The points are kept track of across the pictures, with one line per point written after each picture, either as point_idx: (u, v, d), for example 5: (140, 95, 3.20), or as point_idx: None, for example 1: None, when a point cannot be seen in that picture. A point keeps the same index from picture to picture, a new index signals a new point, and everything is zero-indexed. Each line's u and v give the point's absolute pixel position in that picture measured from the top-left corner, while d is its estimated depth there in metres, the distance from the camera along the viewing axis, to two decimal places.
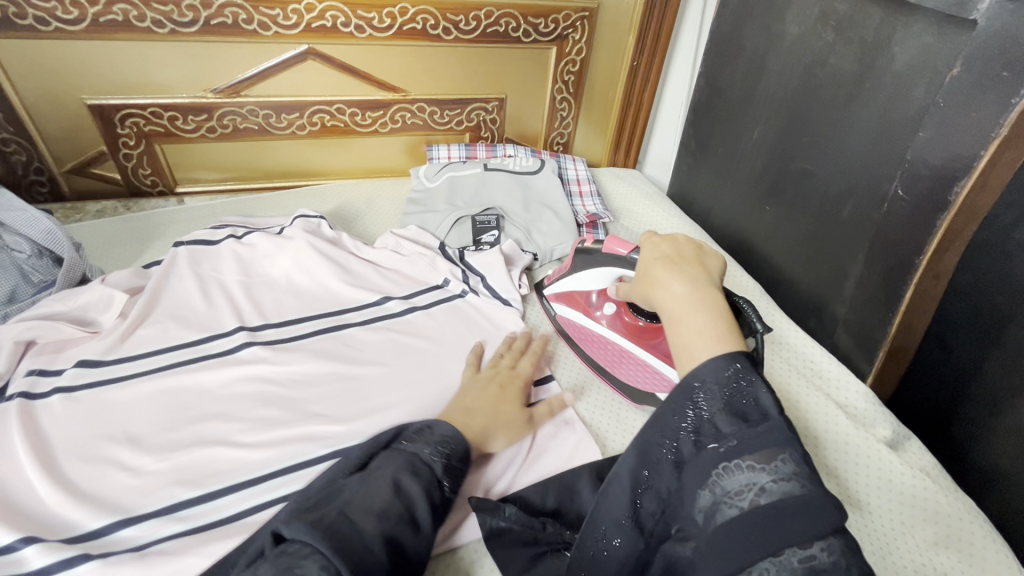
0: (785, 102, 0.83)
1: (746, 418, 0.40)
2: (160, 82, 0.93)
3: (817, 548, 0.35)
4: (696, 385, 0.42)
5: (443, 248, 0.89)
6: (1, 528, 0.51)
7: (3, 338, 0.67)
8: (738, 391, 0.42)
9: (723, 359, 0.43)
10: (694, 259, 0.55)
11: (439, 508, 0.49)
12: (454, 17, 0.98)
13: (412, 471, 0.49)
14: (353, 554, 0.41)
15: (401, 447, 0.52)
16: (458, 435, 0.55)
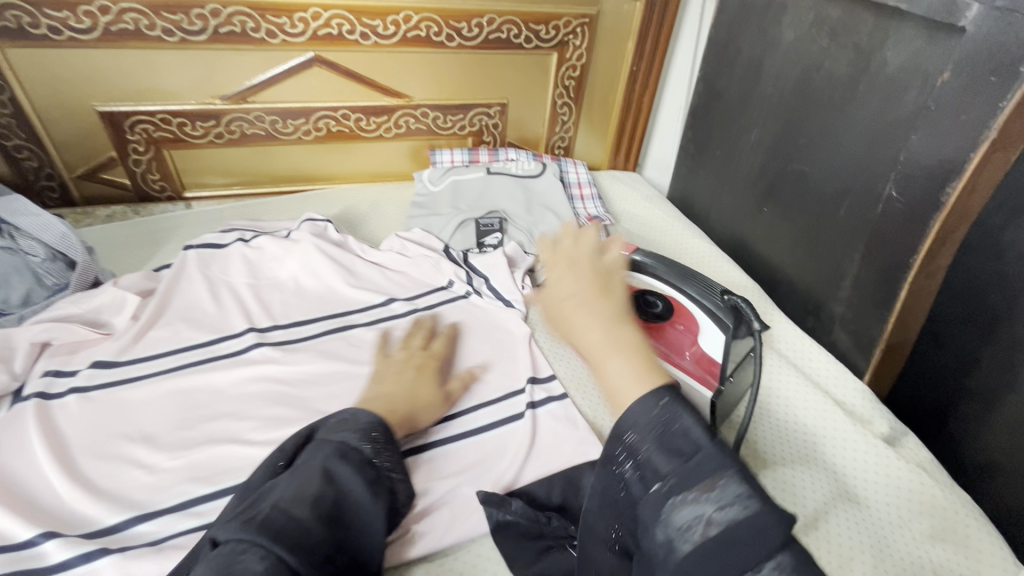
0: (782, 106, 0.85)
1: (681, 452, 0.39)
2: (169, 89, 0.95)
3: (770, 571, 0.34)
4: (626, 427, 0.41)
5: (448, 250, 0.91)
6: (21, 524, 0.53)
7: (19, 340, 0.68)
8: (668, 424, 0.40)
9: (649, 396, 0.41)
10: (601, 281, 0.52)
11: (376, 483, 0.49)
12: (457, 24, 1.00)
13: (341, 455, 0.48)
14: (294, 540, 0.41)
15: (331, 434, 0.51)
16: (373, 415, 0.54)
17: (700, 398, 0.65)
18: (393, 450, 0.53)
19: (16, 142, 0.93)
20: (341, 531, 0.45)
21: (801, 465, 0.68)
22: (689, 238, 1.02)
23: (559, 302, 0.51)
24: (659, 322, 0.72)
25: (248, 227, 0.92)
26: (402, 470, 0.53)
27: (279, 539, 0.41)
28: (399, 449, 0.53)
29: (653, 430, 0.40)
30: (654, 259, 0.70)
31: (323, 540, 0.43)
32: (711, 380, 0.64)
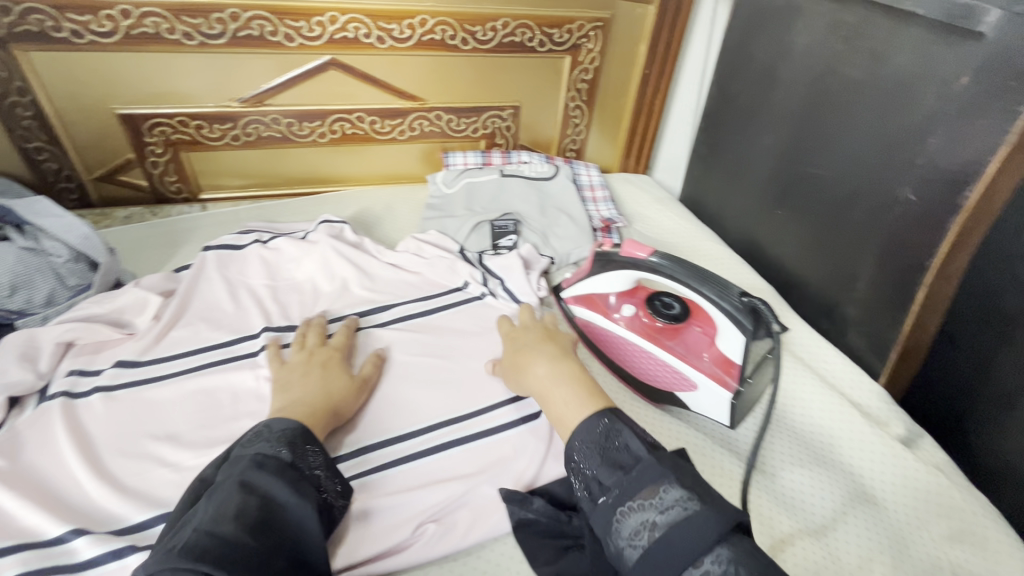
0: (796, 109, 0.85)
1: (621, 466, 0.48)
2: (187, 92, 0.96)
3: (708, 562, 0.41)
4: (577, 451, 0.52)
5: (464, 252, 0.92)
6: (50, 521, 0.54)
7: (44, 340, 0.69)
8: (609, 444, 0.50)
9: (593, 419, 0.53)
10: (546, 333, 0.69)
11: (302, 484, 0.50)
12: (472, 28, 1.01)
13: (257, 465, 0.49)
14: (224, 559, 0.42)
15: (248, 448, 0.52)
16: (287, 419, 0.55)
17: (719, 398, 0.66)
18: (312, 449, 0.53)
19: (36, 143, 0.94)
20: (273, 538, 0.46)
21: (818, 466, 0.68)
22: (701, 241, 1.03)
23: (517, 355, 0.66)
24: (675, 322, 0.74)
25: (270, 228, 0.94)
26: (329, 467, 0.54)
27: (214, 560, 0.42)
28: (322, 447, 0.54)
29: (599, 448, 0.51)
30: (668, 260, 0.69)
31: (256, 550, 0.44)
32: (730, 381, 0.65)
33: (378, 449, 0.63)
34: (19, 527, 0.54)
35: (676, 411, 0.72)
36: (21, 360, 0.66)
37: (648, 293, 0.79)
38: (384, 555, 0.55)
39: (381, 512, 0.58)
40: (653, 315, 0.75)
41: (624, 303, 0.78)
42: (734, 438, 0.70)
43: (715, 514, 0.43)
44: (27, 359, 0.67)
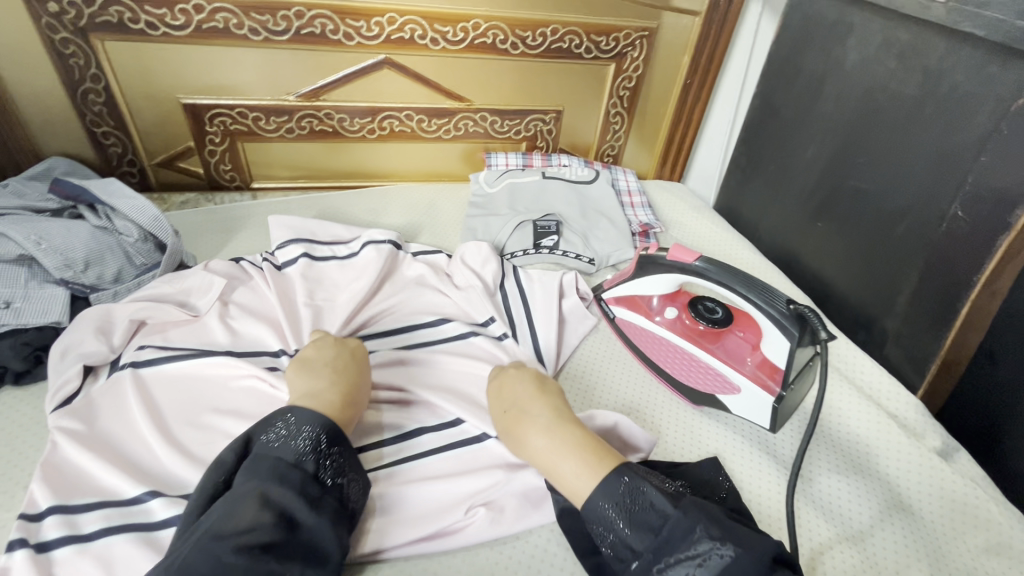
0: (843, 123, 0.87)
1: (652, 528, 0.49)
2: (247, 86, 1.00)
3: None
4: (603, 515, 0.51)
5: (505, 278, 0.86)
6: (128, 482, 0.57)
7: (120, 316, 0.73)
8: (634, 505, 0.50)
9: (611, 479, 0.52)
10: (536, 387, 0.62)
11: (320, 498, 0.51)
12: (523, 33, 1.04)
13: (279, 477, 0.50)
14: None
15: (272, 448, 0.52)
16: (316, 416, 0.55)
17: (761, 402, 0.68)
18: (336, 451, 0.54)
19: (104, 129, 0.99)
20: (280, 558, 0.47)
21: (856, 473, 0.69)
22: (737, 249, 1.04)
23: (504, 424, 0.61)
24: (717, 326, 0.75)
25: (299, 237, 0.88)
26: (350, 469, 0.54)
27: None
28: (345, 450, 0.55)
29: (624, 511, 0.50)
30: (712, 265, 0.70)
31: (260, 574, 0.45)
32: (772, 386, 0.67)
33: (431, 434, 0.66)
34: (98, 487, 0.57)
35: (716, 411, 0.74)
36: (96, 333, 0.70)
37: (690, 297, 0.82)
38: (437, 536, 0.58)
39: (430, 494, 0.60)
40: (695, 318, 0.77)
41: (667, 305, 0.80)
42: (772, 443, 0.71)
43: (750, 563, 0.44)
44: (102, 331, 0.71)
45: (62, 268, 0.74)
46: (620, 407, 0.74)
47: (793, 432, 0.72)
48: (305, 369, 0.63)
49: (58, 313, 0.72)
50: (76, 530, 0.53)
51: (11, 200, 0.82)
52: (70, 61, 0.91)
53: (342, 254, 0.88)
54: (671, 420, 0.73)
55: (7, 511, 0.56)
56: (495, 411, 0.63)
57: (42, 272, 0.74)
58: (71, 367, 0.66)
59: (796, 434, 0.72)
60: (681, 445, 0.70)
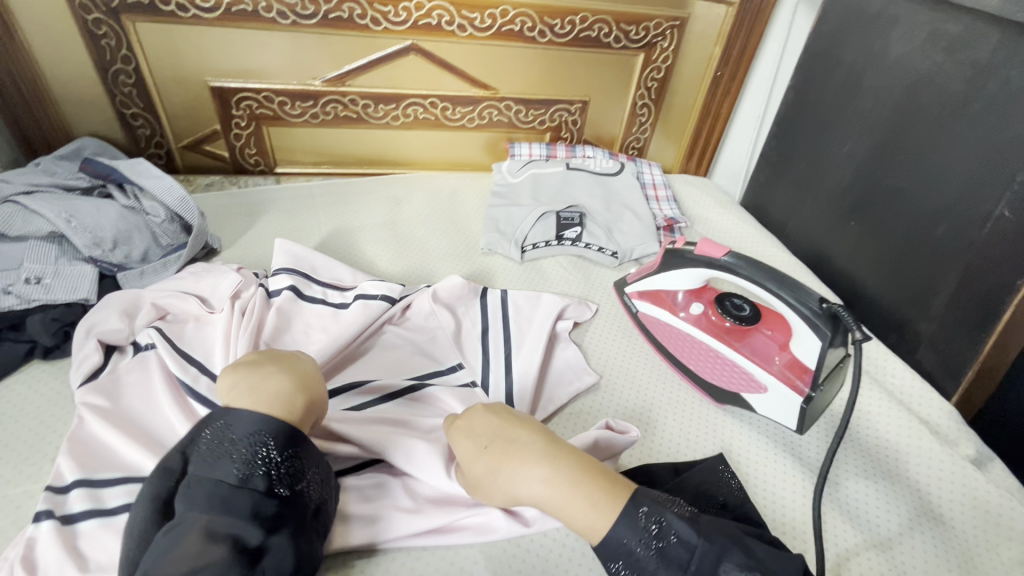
0: (883, 119, 0.84)
1: (682, 564, 0.45)
2: (273, 70, 1.00)
3: None
4: (625, 552, 0.46)
5: (483, 322, 0.77)
6: (150, 458, 0.57)
7: (146, 301, 0.72)
8: (658, 539, 0.46)
9: (630, 511, 0.46)
10: (506, 420, 0.54)
11: (276, 519, 0.44)
12: (551, 21, 1.02)
13: (225, 503, 0.42)
14: None
15: (209, 470, 0.44)
16: (273, 428, 0.47)
17: (788, 402, 0.66)
18: (283, 462, 0.46)
19: (134, 110, 1.00)
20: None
21: (885, 479, 0.66)
22: (766, 247, 1.02)
23: (485, 473, 0.51)
24: (743, 323, 0.73)
25: (297, 268, 0.78)
26: (306, 481, 0.47)
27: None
28: (296, 458, 0.47)
29: (648, 545, 0.46)
30: (742, 261, 0.68)
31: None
32: (801, 387, 0.65)
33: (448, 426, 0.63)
34: (121, 462, 0.57)
35: (740, 411, 0.73)
36: (122, 314, 0.70)
37: (715, 293, 0.79)
38: (447, 530, 0.56)
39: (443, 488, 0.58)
40: (722, 314, 0.75)
41: (692, 301, 0.78)
42: (797, 445, 0.69)
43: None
44: (126, 313, 0.70)
45: (91, 247, 0.75)
46: (640, 404, 0.73)
47: (819, 435, 0.70)
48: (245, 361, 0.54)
49: (86, 290, 0.73)
50: (99, 504, 0.53)
51: (43, 178, 0.83)
52: (102, 42, 0.92)
53: (333, 300, 0.76)
54: (692, 419, 0.72)
55: (34, 482, 0.57)
56: (467, 456, 0.53)
57: (71, 250, 0.75)
58: (89, 343, 0.66)
59: (823, 437, 0.70)
60: (704, 446, 0.68)
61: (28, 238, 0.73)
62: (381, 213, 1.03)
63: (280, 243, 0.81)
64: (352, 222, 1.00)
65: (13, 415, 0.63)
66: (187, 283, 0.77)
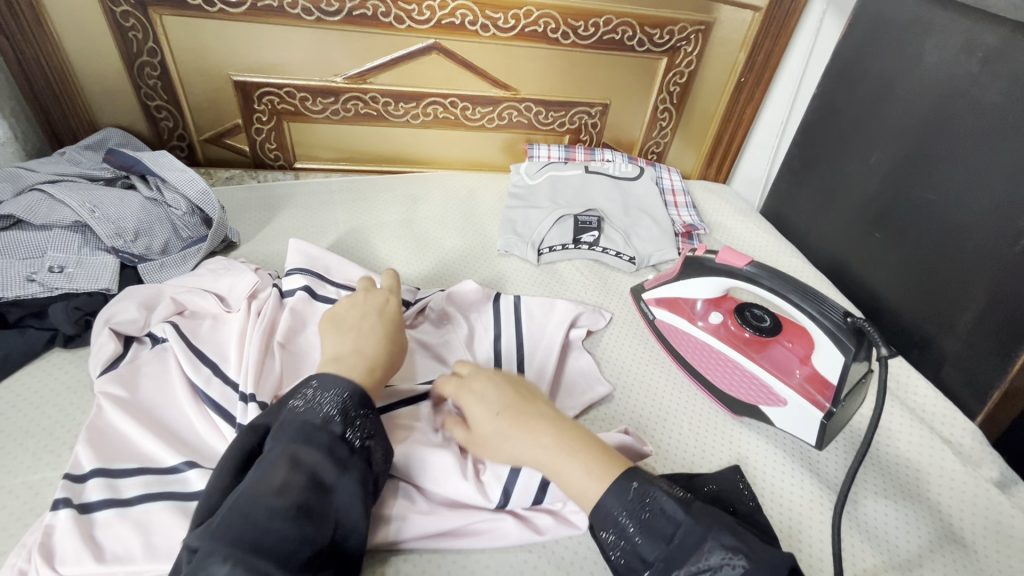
0: (912, 129, 0.83)
1: (664, 536, 0.45)
2: (295, 66, 1.00)
3: None
4: (610, 519, 0.47)
5: (493, 329, 0.76)
6: (166, 451, 0.57)
7: (164, 295, 0.72)
8: (644, 509, 0.47)
9: (620, 482, 0.48)
10: (516, 393, 0.56)
11: (347, 462, 0.47)
12: (575, 22, 1.01)
13: (306, 438, 0.47)
14: (261, 547, 0.41)
15: (299, 414, 0.48)
16: (359, 391, 0.51)
17: (809, 417, 0.64)
18: (360, 417, 0.50)
19: (158, 103, 1.01)
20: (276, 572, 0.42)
21: (906, 499, 0.65)
22: (787, 257, 1.00)
23: (492, 433, 0.53)
24: (763, 335, 0.73)
25: (311, 268, 0.77)
26: (374, 438, 0.51)
27: (256, 550, 0.41)
28: (372, 416, 0.51)
29: (634, 516, 0.46)
30: (764, 271, 0.67)
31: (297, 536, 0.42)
32: (822, 402, 0.64)
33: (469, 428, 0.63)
34: (138, 453, 0.58)
35: (757, 423, 0.72)
36: (141, 307, 0.69)
37: (735, 303, 0.78)
38: (459, 534, 0.56)
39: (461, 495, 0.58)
40: (742, 324, 0.74)
41: (711, 310, 0.77)
42: (816, 461, 0.68)
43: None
44: (146, 305, 0.70)
45: (113, 237, 0.75)
46: (656, 412, 0.72)
47: (839, 452, 0.69)
48: (337, 331, 0.61)
49: (108, 280, 0.73)
50: (117, 493, 0.54)
51: (68, 168, 0.84)
52: (129, 35, 0.93)
53: None
54: (708, 429, 0.71)
55: (53, 469, 0.58)
56: (478, 414, 0.55)
57: (94, 240, 0.76)
58: (102, 332, 0.66)
59: (842, 454, 0.68)
60: (718, 459, 0.67)
61: (53, 227, 0.74)
62: (399, 211, 1.03)
63: (296, 241, 0.81)
64: (370, 219, 1.00)
65: (35, 401, 0.64)
66: (205, 280, 0.76)
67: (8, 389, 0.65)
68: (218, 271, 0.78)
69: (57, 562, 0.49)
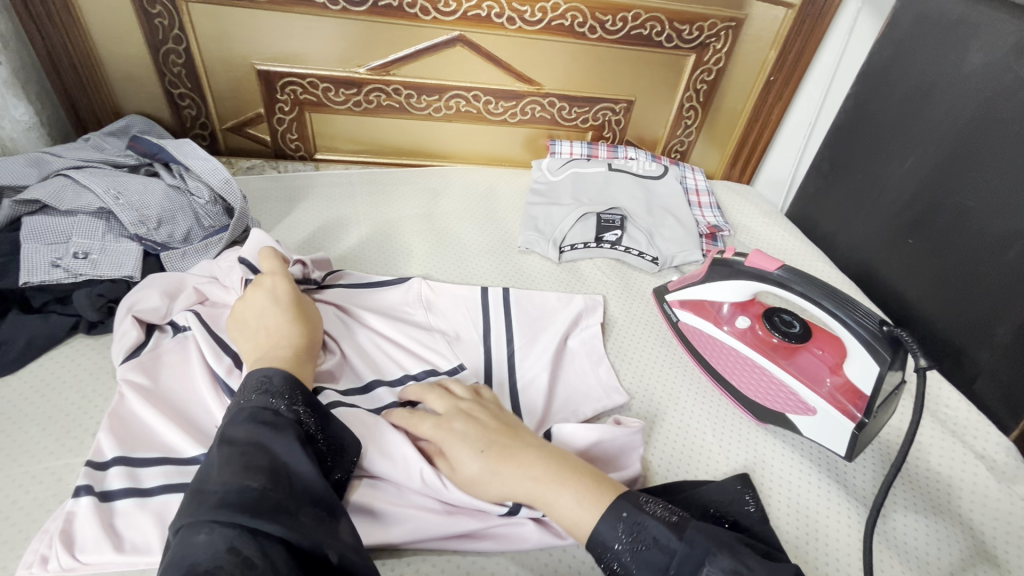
0: (953, 134, 0.80)
1: (662, 568, 0.44)
2: (317, 56, 0.99)
3: None
4: (605, 553, 0.46)
5: (486, 332, 0.75)
6: (187, 441, 0.57)
7: (186, 285, 0.72)
8: (637, 541, 0.45)
9: (609, 513, 0.47)
10: (500, 427, 0.54)
11: (276, 422, 0.46)
12: (602, 17, 0.99)
13: (232, 420, 0.46)
14: (222, 503, 0.39)
15: (230, 405, 0.48)
16: (277, 368, 0.52)
17: (840, 427, 0.63)
18: (283, 387, 0.50)
19: (182, 90, 1.01)
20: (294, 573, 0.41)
21: (937, 514, 0.63)
22: (815, 262, 0.98)
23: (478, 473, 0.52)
24: (792, 341, 0.71)
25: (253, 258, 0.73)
26: (309, 406, 0.50)
27: (217, 508, 0.39)
28: (302, 390, 0.50)
29: (628, 549, 0.45)
30: (796, 275, 0.65)
31: (273, 493, 0.41)
32: (854, 411, 0.62)
33: None
34: (158, 443, 0.57)
35: (782, 431, 0.70)
36: (163, 295, 0.69)
37: (763, 307, 0.76)
38: (476, 537, 0.55)
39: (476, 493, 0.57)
40: (770, 329, 0.72)
41: (738, 314, 0.75)
42: (843, 471, 0.66)
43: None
44: (168, 293, 0.70)
45: (137, 224, 0.75)
46: (679, 417, 0.71)
47: (871, 465, 0.67)
48: (247, 336, 0.61)
49: (131, 267, 0.73)
50: (137, 483, 0.54)
51: (92, 154, 0.84)
52: (155, 21, 0.93)
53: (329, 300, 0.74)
54: (732, 436, 0.69)
55: (75, 456, 0.58)
56: (461, 456, 0.53)
57: (117, 227, 0.76)
58: (125, 319, 0.66)
59: (872, 467, 0.66)
60: (744, 465, 0.66)
61: (77, 213, 0.74)
62: (419, 205, 1.02)
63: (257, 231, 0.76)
64: (389, 212, 1.00)
65: (58, 387, 0.64)
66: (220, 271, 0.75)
67: (33, 374, 0.65)
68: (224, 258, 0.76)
69: (78, 550, 0.49)
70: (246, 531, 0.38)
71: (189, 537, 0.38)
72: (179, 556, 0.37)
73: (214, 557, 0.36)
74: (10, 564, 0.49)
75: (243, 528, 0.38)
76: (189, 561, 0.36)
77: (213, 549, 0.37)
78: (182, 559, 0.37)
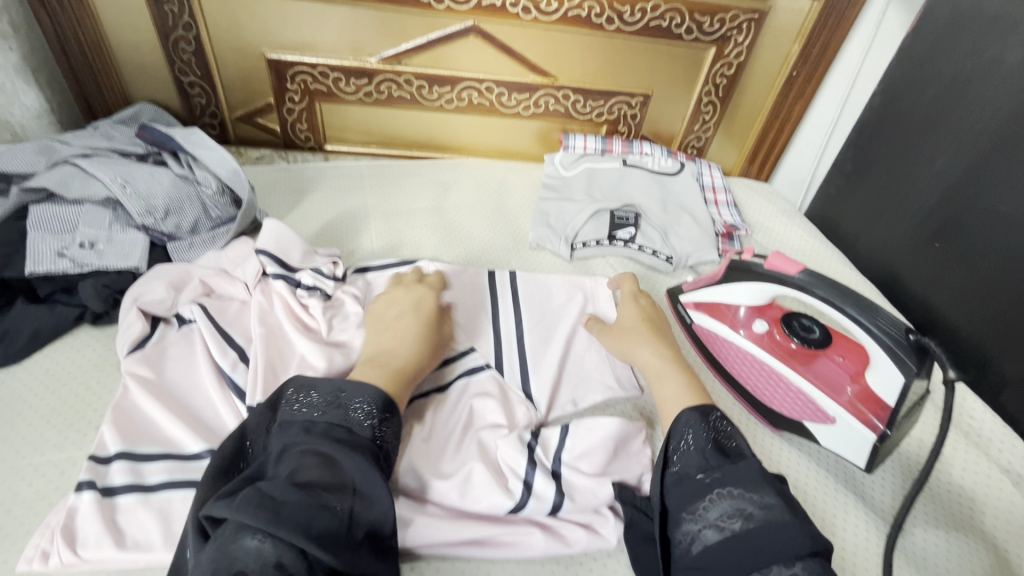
0: (990, 135, 0.77)
1: (729, 457, 0.49)
2: (326, 46, 0.98)
3: (799, 567, 0.41)
4: (688, 427, 0.52)
5: (496, 324, 0.73)
6: (190, 437, 0.56)
7: (192, 276, 0.71)
8: (721, 435, 0.51)
9: (706, 408, 0.54)
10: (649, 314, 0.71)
11: (345, 439, 0.47)
12: (620, 8, 0.96)
13: (304, 429, 0.47)
14: (277, 516, 0.40)
15: (299, 413, 0.48)
16: (365, 387, 0.51)
17: (860, 438, 0.61)
18: (365, 404, 0.50)
19: (191, 78, 1.00)
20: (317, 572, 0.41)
21: (961, 532, 0.60)
22: (832, 263, 0.96)
23: (638, 324, 0.68)
24: (811, 347, 0.69)
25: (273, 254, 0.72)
26: (381, 419, 0.50)
27: (275, 520, 0.39)
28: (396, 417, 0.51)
29: (711, 437, 0.51)
30: (817, 280, 0.63)
31: (330, 513, 0.42)
32: (875, 422, 0.60)
33: (482, 399, 0.62)
34: (161, 437, 0.57)
35: (800, 439, 0.68)
36: (170, 287, 0.68)
37: (781, 311, 0.74)
38: (486, 543, 0.53)
39: None
40: (788, 334, 0.71)
41: (755, 318, 0.73)
42: (862, 484, 0.64)
43: (805, 529, 0.42)
44: (174, 285, 0.69)
45: (144, 215, 0.74)
46: None
47: (892, 480, 0.64)
48: (377, 332, 0.63)
49: (137, 258, 0.72)
50: (140, 479, 0.53)
51: (100, 142, 0.84)
52: (165, 8, 0.91)
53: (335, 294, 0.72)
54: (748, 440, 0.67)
55: (78, 449, 0.57)
56: (628, 314, 0.71)
57: (125, 217, 0.75)
58: (131, 313, 0.65)
59: (892, 481, 0.64)
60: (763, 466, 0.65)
61: (85, 203, 0.73)
62: (428, 198, 1.01)
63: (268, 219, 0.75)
64: (399, 206, 0.98)
65: (61, 379, 0.63)
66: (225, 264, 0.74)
67: (37, 365, 0.64)
68: (223, 254, 0.75)
69: (80, 546, 0.48)
70: (296, 551, 0.39)
71: (237, 542, 0.39)
72: (227, 558, 0.38)
73: (261, 570, 0.37)
74: (11, 558, 0.49)
75: (293, 545, 0.39)
76: (236, 566, 0.37)
77: (261, 561, 0.38)
78: (230, 559, 0.38)
